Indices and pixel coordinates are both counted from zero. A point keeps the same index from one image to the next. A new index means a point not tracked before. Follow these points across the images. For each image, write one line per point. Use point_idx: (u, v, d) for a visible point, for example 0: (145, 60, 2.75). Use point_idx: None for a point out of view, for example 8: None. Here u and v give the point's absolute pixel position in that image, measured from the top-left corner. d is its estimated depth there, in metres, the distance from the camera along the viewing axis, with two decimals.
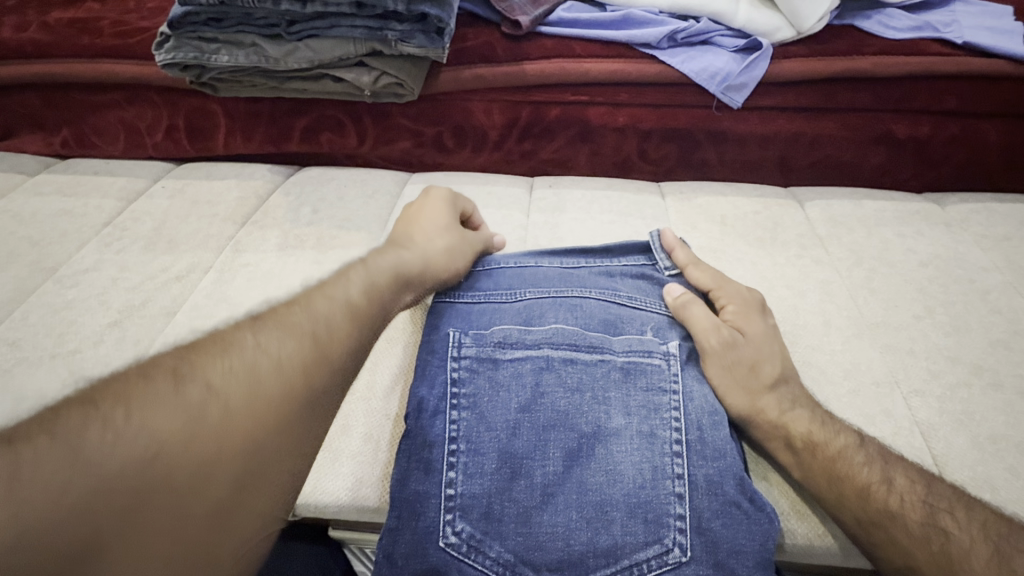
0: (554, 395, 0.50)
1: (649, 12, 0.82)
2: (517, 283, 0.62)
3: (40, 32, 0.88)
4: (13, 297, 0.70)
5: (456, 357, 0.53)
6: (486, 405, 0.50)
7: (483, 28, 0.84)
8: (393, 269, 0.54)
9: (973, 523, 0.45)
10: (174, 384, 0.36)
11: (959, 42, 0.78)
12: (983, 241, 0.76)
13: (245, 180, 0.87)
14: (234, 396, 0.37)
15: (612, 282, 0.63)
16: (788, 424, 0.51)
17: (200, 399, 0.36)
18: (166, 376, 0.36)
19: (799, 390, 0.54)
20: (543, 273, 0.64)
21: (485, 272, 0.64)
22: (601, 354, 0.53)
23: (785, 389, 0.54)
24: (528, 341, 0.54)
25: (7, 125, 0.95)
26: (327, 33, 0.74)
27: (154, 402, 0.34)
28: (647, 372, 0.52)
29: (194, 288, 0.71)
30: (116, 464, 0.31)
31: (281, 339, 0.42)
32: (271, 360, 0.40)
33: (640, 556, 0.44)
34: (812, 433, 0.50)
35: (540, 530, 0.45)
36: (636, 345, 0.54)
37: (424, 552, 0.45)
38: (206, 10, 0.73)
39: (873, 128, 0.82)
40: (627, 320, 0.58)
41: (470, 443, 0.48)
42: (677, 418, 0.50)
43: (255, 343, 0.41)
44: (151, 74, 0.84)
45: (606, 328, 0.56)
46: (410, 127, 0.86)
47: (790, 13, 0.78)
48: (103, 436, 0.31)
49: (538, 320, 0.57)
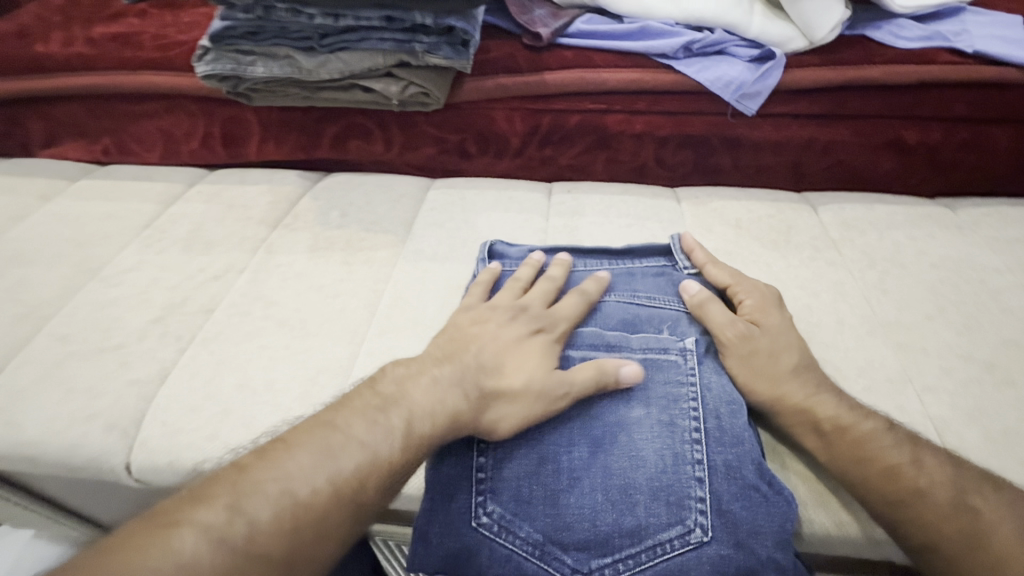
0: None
1: (665, 23, 0.85)
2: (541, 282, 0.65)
3: (85, 45, 0.93)
4: (62, 295, 0.74)
5: None
6: None
7: (505, 39, 0.87)
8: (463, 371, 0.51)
9: (1000, 503, 0.46)
10: (280, 478, 0.42)
11: (969, 50, 0.80)
12: (996, 244, 0.77)
13: (276, 186, 0.91)
14: (325, 493, 0.42)
15: (632, 281, 0.65)
16: (814, 407, 0.53)
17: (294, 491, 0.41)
18: (275, 469, 0.42)
19: (821, 376, 0.56)
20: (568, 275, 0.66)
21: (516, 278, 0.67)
22: (619, 351, 0.56)
23: (807, 376, 0.55)
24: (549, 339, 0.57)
25: (50, 134, 1.00)
26: (358, 45, 0.78)
27: (264, 497, 0.40)
28: (665, 366, 0.55)
29: (230, 287, 0.74)
30: (230, 564, 0.37)
31: (371, 433, 0.46)
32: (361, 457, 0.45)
33: (663, 536, 0.48)
34: (840, 417, 0.52)
35: (567, 512, 0.49)
36: (654, 342, 0.57)
37: (458, 532, 0.50)
38: (244, 24, 0.77)
39: (885, 134, 0.84)
40: (646, 319, 0.60)
41: (499, 432, 0.52)
42: (696, 407, 0.53)
43: (347, 435, 0.45)
44: (189, 85, 0.89)
45: (625, 327, 0.59)
46: (434, 134, 0.89)
47: (802, 23, 0.81)
48: (223, 536, 0.38)
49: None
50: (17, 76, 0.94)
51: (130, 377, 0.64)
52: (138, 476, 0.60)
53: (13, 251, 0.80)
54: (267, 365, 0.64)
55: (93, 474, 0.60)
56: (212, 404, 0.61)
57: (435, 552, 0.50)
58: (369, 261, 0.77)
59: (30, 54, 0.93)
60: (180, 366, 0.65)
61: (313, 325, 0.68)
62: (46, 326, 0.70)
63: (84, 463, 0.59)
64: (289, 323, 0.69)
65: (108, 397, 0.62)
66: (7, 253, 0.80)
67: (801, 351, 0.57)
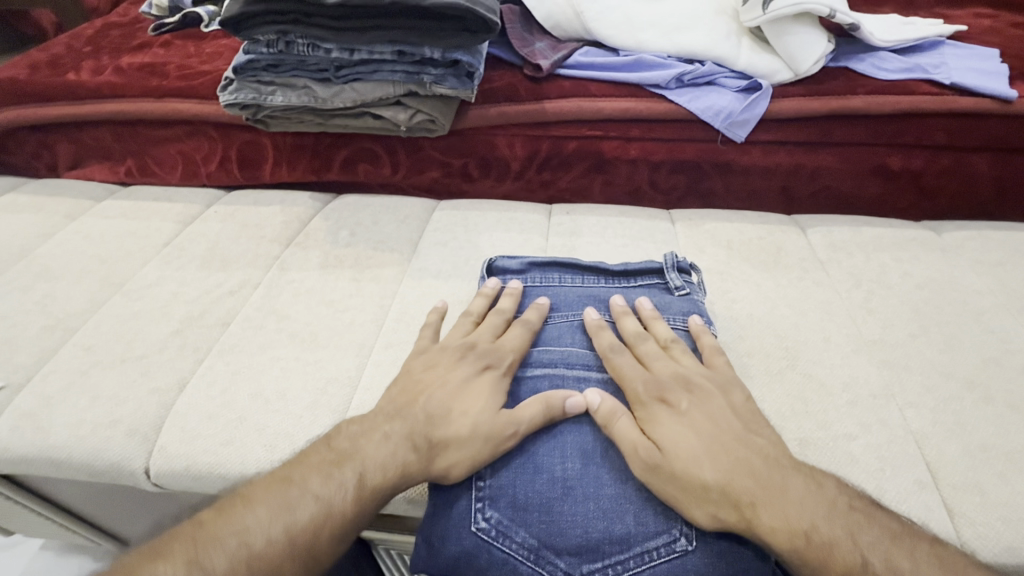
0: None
1: (658, 56, 0.90)
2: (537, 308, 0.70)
3: (115, 75, 0.99)
4: (87, 308, 0.78)
5: None
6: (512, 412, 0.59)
7: (507, 70, 0.93)
8: (447, 380, 0.60)
9: None
10: (235, 530, 0.49)
11: (947, 82, 0.85)
12: (978, 266, 0.80)
13: (289, 206, 0.95)
14: (275, 546, 0.48)
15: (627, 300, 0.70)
16: (764, 533, 0.49)
17: (297, 505, 0.51)
18: (233, 523, 0.49)
19: (778, 480, 0.51)
20: (566, 294, 0.71)
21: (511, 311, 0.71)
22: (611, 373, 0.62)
23: (739, 488, 0.50)
24: (545, 360, 0.63)
25: (79, 156, 1.05)
26: (370, 77, 0.83)
27: (292, 490, 0.52)
28: None
29: (245, 302, 0.78)
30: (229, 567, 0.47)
31: (324, 488, 0.52)
32: (311, 511, 0.50)
33: (651, 543, 0.51)
34: (797, 542, 0.48)
35: (561, 519, 0.53)
36: None
37: (457, 536, 0.53)
38: (266, 57, 0.83)
39: (869, 161, 0.88)
40: None
41: None
42: None
43: (302, 491, 0.52)
44: (210, 111, 0.94)
45: None
46: (439, 158, 0.94)
47: (788, 57, 0.86)
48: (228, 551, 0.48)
49: (555, 341, 0.66)
50: (48, 102, 1.00)
51: (151, 386, 0.67)
52: (156, 480, 0.63)
53: (42, 266, 0.85)
54: (280, 376, 0.68)
55: (114, 478, 0.63)
56: (227, 412, 0.65)
57: (436, 555, 0.53)
58: (376, 279, 0.81)
59: (62, 82, 0.99)
60: (198, 376, 0.68)
61: (323, 338, 0.72)
62: (72, 337, 0.74)
63: (105, 467, 0.63)
64: (301, 335, 0.73)
65: (130, 405, 0.66)
66: (36, 268, 0.85)
67: (717, 453, 0.52)
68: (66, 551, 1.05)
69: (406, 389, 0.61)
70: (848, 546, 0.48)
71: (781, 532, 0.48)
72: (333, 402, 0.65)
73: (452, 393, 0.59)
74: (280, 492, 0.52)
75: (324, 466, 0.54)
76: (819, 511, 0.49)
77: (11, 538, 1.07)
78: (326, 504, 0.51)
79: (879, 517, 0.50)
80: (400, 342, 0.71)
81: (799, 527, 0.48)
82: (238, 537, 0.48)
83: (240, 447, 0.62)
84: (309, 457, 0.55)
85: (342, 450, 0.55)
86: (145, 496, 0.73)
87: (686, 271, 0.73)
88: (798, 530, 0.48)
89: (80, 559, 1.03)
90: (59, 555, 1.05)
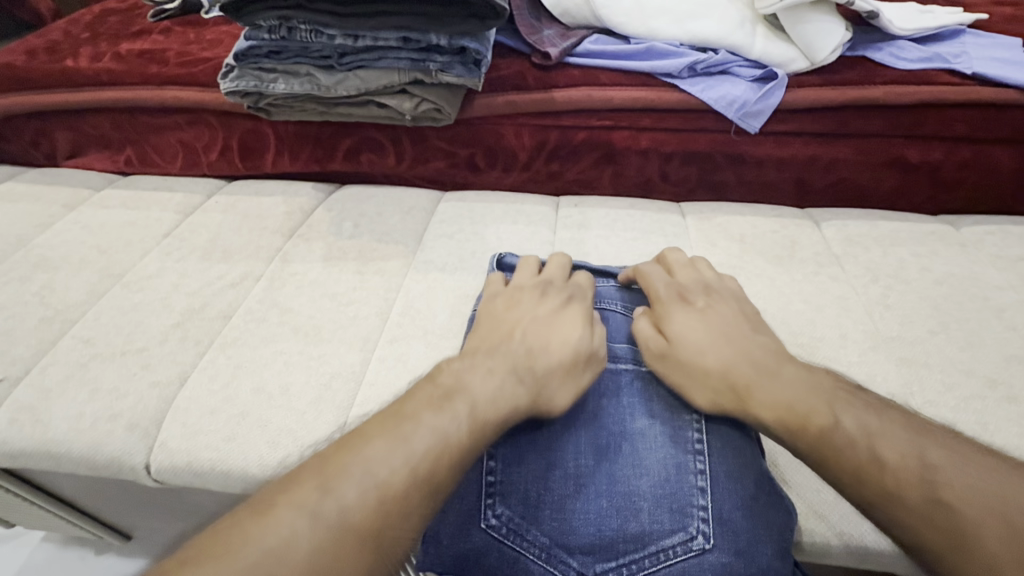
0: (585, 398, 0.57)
1: (670, 44, 0.88)
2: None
3: (113, 62, 0.97)
4: (87, 299, 0.77)
5: None
6: None
7: (515, 58, 0.91)
8: (530, 313, 0.61)
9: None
10: (357, 462, 0.43)
11: (968, 72, 0.82)
12: (998, 261, 0.78)
13: (291, 197, 0.94)
14: (402, 475, 0.43)
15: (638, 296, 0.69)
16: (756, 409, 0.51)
17: (415, 433, 0.46)
18: (356, 453, 0.44)
19: (771, 364, 0.53)
20: None
21: None
22: (626, 364, 0.60)
23: (734, 370, 0.53)
24: None
25: (77, 145, 1.03)
26: (374, 64, 0.81)
27: (411, 422, 0.46)
28: None
29: (248, 294, 0.77)
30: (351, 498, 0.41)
31: (440, 419, 0.47)
32: (429, 442, 0.45)
33: (666, 542, 0.50)
34: (787, 416, 0.49)
35: (574, 516, 0.51)
36: None
37: (467, 533, 0.52)
38: (267, 43, 0.81)
39: (887, 153, 0.85)
40: None
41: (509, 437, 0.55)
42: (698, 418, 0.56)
43: (415, 423, 0.46)
44: (211, 99, 0.92)
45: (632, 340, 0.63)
46: (445, 148, 0.92)
47: (804, 45, 0.84)
48: (350, 482, 0.42)
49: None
50: (45, 90, 0.98)
51: (152, 379, 0.66)
52: (156, 476, 0.62)
53: (40, 257, 0.83)
54: (283, 370, 0.66)
55: (114, 473, 0.62)
56: (229, 407, 0.63)
57: (446, 552, 0.52)
58: (381, 272, 0.79)
59: (60, 68, 0.97)
60: (199, 369, 0.67)
61: (327, 332, 0.71)
62: (71, 329, 0.73)
63: (106, 462, 0.62)
64: (304, 329, 0.71)
65: (130, 399, 0.64)
66: (34, 258, 0.83)
67: (718, 343, 0.56)
68: (69, 543, 1.04)
69: (493, 322, 0.61)
70: (886, 446, 0.47)
71: (773, 407, 0.50)
72: (337, 398, 0.64)
73: (545, 325, 0.59)
74: (396, 424, 0.46)
75: (440, 397, 0.49)
76: (854, 414, 0.49)
77: (13, 529, 1.06)
78: (442, 433, 0.46)
79: (927, 432, 0.49)
80: (406, 336, 0.70)
81: (824, 419, 0.49)
82: (364, 469, 0.43)
83: (242, 443, 0.60)
84: (416, 390, 0.51)
85: (450, 384, 0.51)
86: (146, 490, 0.72)
87: None
88: (823, 421, 0.49)
89: (83, 551, 1.03)
90: (61, 547, 1.04)
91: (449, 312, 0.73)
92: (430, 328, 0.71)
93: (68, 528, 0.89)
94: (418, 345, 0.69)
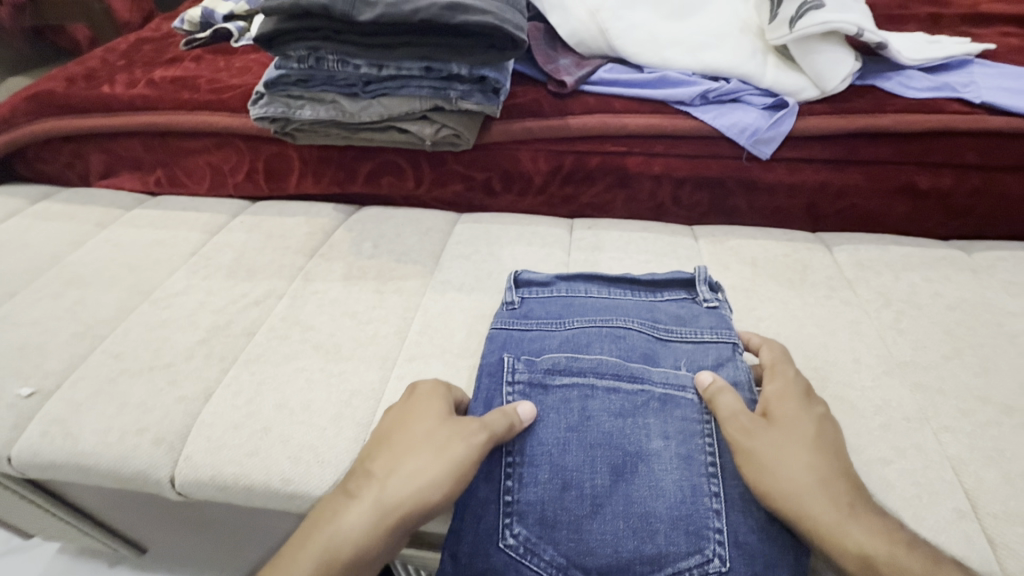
0: (600, 417, 0.58)
1: (683, 74, 0.90)
2: (563, 315, 0.69)
3: (148, 88, 1.02)
4: (116, 315, 0.79)
5: (512, 380, 0.61)
6: (538, 424, 0.58)
7: (532, 86, 0.94)
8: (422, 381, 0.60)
9: None
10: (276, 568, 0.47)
11: (977, 101, 0.84)
12: (1012, 287, 0.79)
13: (313, 217, 0.97)
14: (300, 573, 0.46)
15: (654, 312, 0.70)
16: (841, 532, 0.47)
17: (311, 529, 0.49)
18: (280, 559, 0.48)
19: (864, 504, 0.49)
20: (591, 304, 0.71)
21: (539, 300, 0.72)
22: (641, 384, 0.60)
23: (828, 490, 0.49)
24: (575, 368, 0.61)
25: (110, 166, 1.08)
26: (397, 92, 0.84)
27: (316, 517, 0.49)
28: (683, 403, 0.59)
29: (270, 312, 0.79)
30: None
31: (336, 508, 0.49)
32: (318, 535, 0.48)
33: (683, 564, 0.51)
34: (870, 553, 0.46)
35: (590, 537, 0.52)
36: (673, 378, 0.61)
37: (486, 553, 0.53)
38: (296, 72, 0.85)
39: (897, 179, 0.87)
40: (665, 354, 0.64)
41: (525, 456, 0.56)
42: (712, 442, 0.56)
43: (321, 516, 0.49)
44: (239, 124, 0.96)
45: (647, 359, 0.63)
46: (462, 172, 0.95)
47: (814, 75, 0.86)
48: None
49: (585, 349, 0.64)
50: (83, 114, 1.02)
51: (178, 395, 0.68)
52: (181, 489, 0.64)
53: (72, 274, 0.86)
54: (304, 388, 0.68)
55: (140, 486, 0.64)
56: (252, 422, 0.65)
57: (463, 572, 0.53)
58: (400, 291, 0.81)
59: (97, 94, 1.02)
60: (224, 386, 0.69)
61: (347, 350, 0.73)
62: (101, 345, 0.75)
63: (132, 474, 0.63)
64: (324, 347, 0.73)
65: (157, 413, 0.66)
66: (67, 275, 0.86)
67: (816, 455, 0.51)
68: (80, 556, 1.05)
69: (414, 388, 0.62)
70: None
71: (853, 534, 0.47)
72: (356, 415, 0.65)
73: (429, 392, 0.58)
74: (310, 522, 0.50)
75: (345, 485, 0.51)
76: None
77: (27, 539, 1.07)
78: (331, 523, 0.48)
79: (871, 512, 0.48)
80: (424, 354, 0.71)
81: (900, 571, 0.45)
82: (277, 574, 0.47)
83: (264, 458, 0.62)
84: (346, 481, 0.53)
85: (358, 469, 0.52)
86: (166, 504, 0.74)
87: (715, 287, 0.72)
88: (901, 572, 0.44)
89: (95, 565, 1.04)
90: (74, 559, 1.05)
91: (466, 331, 0.74)
92: (448, 347, 0.72)
93: (83, 539, 0.91)
94: (436, 363, 0.70)
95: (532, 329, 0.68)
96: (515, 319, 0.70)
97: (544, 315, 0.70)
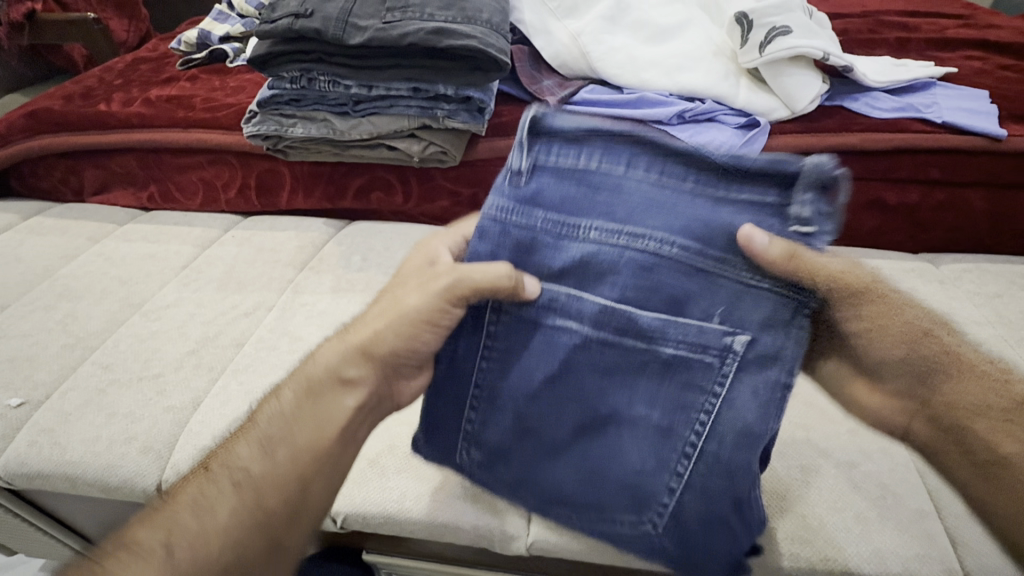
0: (581, 373, 0.52)
1: (660, 95, 0.95)
2: (573, 212, 0.51)
3: (143, 107, 1.04)
4: (106, 327, 0.81)
5: (495, 312, 0.53)
6: (513, 362, 0.53)
7: (517, 105, 0.97)
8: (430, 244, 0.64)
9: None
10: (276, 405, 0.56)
11: (938, 121, 0.88)
12: (977, 297, 0.82)
13: (304, 232, 0.99)
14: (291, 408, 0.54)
15: (712, 221, 0.49)
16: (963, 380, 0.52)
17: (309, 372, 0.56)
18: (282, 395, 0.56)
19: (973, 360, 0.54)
20: (630, 198, 0.51)
21: (556, 170, 0.52)
22: (649, 342, 0.50)
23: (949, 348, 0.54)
24: (574, 308, 0.51)
25: (104, 182, 1.10)
26: (386, 111, 0.87)
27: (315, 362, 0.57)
28: (692, 368, 0.50)
29: (259, 323, 0.81)
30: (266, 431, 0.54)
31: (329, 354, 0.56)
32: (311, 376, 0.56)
33: (620, 517, 0.54)
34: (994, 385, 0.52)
35: (542, 472, 0.56)
36: (694, 337, 0.49)
37: (450, 457, 0.59)
38: (289, 92, 0.88)
39: (866, 195, 0.90)
40: (698, 299, 0.49)
41: (491, 395, 0.55)
42: (703, 422, 0.50)
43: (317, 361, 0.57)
44: (232, 141, 0.99)
45: (671, 306, 0.50)
46: (450, 188, 0.98)
47: (784, 96, 0.90)
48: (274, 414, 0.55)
49: (594, 281, 0.51)
50: (78, 132, 1.05)
51: (166, 404, 0.69)
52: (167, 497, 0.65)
53: (64, 287, 0.88)
54: None
55: (127, 494, 0.65)
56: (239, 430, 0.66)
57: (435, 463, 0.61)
58: None
59: (94, 112, 1.04)
60: (212, 395, 0.70)
61: None
62: (91, 356, 0.76)
63: (120, 482, 0.64)
64: None
65: (145, 422, 0.67)
66: (59, 288, 0.88)
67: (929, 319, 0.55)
68: None
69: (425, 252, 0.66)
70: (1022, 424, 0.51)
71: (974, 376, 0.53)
72: None
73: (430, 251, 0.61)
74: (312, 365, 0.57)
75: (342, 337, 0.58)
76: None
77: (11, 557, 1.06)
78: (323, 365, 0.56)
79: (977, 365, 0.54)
80: None
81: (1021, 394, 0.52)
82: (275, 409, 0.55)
83: None
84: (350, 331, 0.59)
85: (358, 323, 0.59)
86: None
87: (832, 187, 0.46)
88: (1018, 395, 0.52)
89: None
90: None
91: None
92: None
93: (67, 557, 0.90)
94: None
95: (536, 230, 0.52)
96: (516, 206, 0.52)
97: (557, 204, 0.52)
